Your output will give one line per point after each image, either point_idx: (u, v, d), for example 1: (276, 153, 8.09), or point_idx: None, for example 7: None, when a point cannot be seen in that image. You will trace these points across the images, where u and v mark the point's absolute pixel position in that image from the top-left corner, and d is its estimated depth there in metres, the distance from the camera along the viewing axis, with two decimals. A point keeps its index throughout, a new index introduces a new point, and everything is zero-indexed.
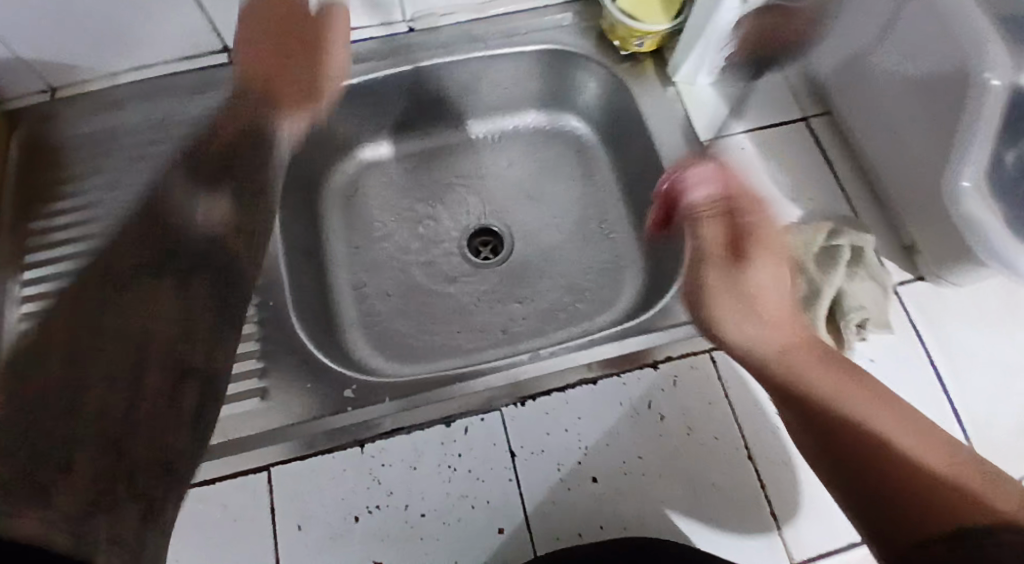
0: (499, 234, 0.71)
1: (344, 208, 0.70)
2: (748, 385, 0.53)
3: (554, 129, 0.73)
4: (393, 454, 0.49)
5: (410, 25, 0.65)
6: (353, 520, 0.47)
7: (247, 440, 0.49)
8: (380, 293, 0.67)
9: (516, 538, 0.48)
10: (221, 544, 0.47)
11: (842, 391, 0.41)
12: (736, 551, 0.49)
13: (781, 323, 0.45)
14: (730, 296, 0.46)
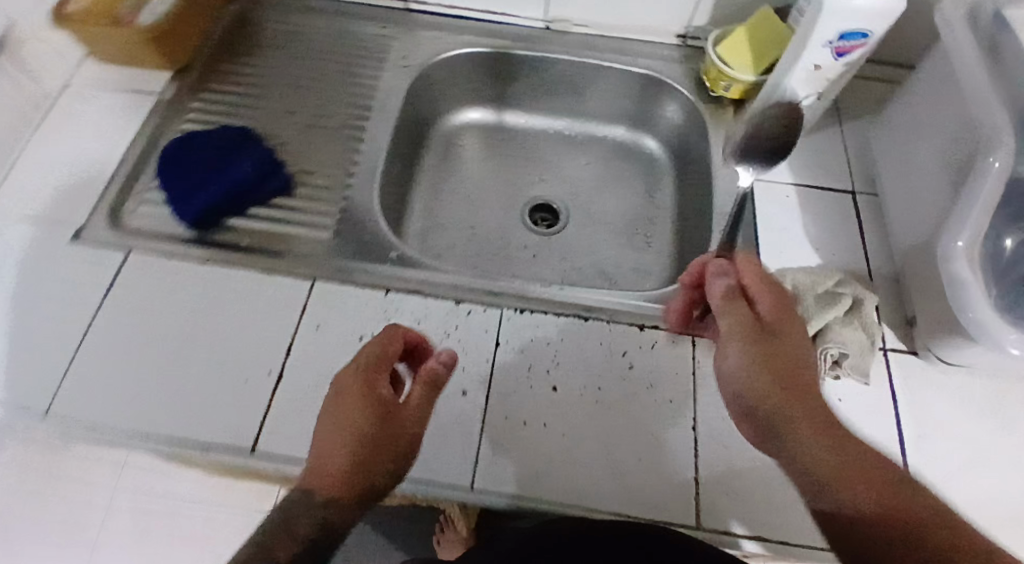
0: (559, 214, 0.81)
1: (445, 151, 0.83)
2: None
3: (636, 147, 0.84)
4: (405, 308, 0.59)
5: (547, 24, 0.80)
6: (357, 338, 0.57)
7: (307, 263, 0.61)
8: (446, 220, 0.78)
9: (474, 403, 0.55)
10: (256, 317, 0.58)
11: (821, 454, 0.46)
12: (652, 495, 0.53)
13: (806, 401, 0.48)
14: (771, 391, 0.48)
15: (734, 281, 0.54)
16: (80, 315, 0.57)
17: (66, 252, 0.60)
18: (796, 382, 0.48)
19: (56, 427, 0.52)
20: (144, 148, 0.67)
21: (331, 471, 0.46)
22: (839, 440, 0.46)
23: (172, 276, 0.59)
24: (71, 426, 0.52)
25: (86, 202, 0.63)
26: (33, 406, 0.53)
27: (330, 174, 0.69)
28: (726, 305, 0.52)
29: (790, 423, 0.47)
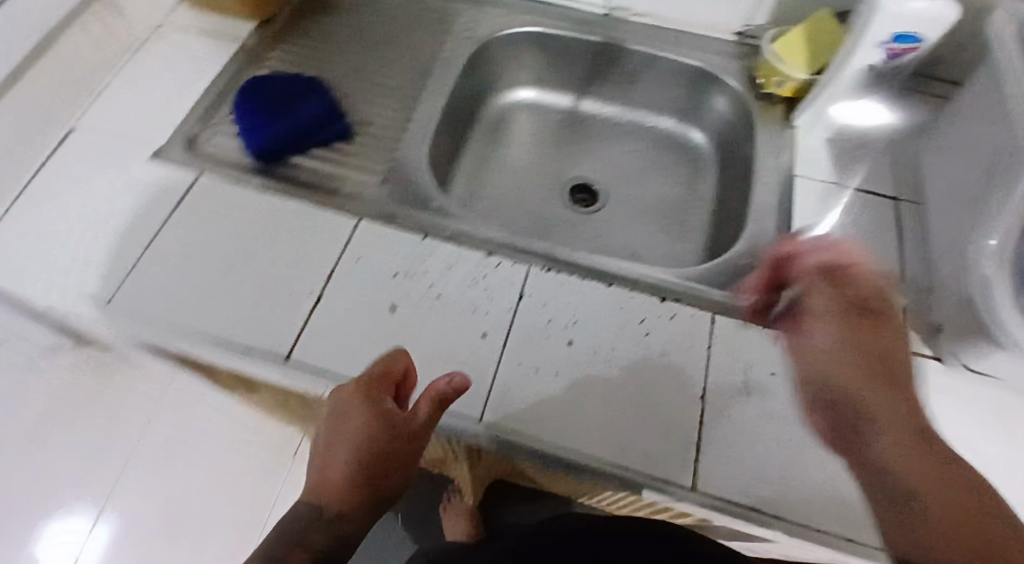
0: (600, 194, 0.84)
1: (498, 124, 0.87)
2: (733, 352, 0.60)
3: (682, 139, 0.86)
4: (439, 253, 0.63)
5: (608, 11, 0.83)
6: (392, 274, 0.61)
7: (356, 204, 0.66)
8: (491, 189, 0.83)
9: (492, 346, 0.58)
10: (305, 246, 0.63)
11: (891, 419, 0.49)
12: (650, 452, 0.55)
13: (893, 384, 0.51)
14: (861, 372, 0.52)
15: (830, 262, 0.56)
16: (151, 224, 0.63)
17: (148, 169, 0.67)
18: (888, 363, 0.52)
19: (119, 316, 0.58)
20: (223, 88, 0.74)
21: (340, 489, 0.54)
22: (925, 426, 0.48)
23: (235, 201, 0.65)
24: (132, 316, 0.58)
25: (167, 128, 0.70)
26: (102, 296, 0.59)
27: (387, 129, 0.74)
28: (823, 287, 0.56)
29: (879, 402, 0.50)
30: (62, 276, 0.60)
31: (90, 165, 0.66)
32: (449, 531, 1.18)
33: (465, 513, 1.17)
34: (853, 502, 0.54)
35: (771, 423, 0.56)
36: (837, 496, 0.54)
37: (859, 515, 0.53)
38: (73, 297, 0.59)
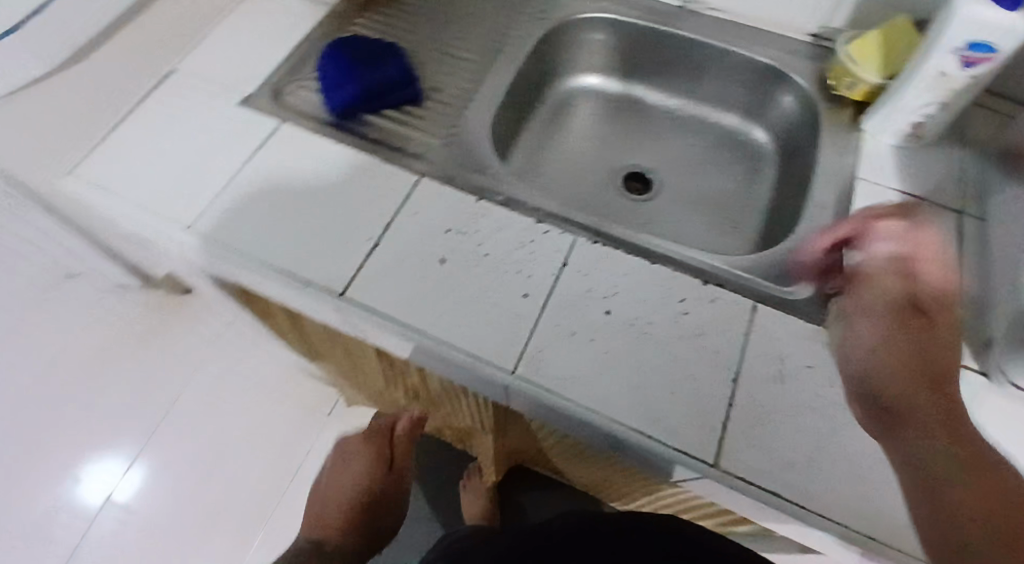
0: (655, 184, 0.85)
1: (563, 106, 0.90)
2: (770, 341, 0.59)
3: (744, 136, 0.87)
4: (491, 215, 0.66)
5: (683, 3, 0.84)
6: (445, 230, 0.65)
7: (418, 163, 0.70)
8: (550, 168, 0.85)
9: (530, 307, 0.61)
10: (368, 197, 0.67)
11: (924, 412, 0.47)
12: (676, 425, 0.56)
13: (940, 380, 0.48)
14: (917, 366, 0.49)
15: (899, 250, 0.52)
16: (234, 162, 0.70)
17: (238, 114, 0.73)
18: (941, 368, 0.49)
19: (200, 241, 0.65)
20: (310, 47, 0.79)
21: None
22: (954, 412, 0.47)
23: (310, 151, 0.70)
24: (210, 242, 0.65)
25: (256, 79, 0.76)
26: (186, 221, 0.66)
27: (455, 99, 0.77)
28: (884, 272, 0.52)
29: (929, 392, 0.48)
30: (154, 200, 0.67)
31: (188, 105, 0.73)
32: (466, 508, 1.21)
33: (484, 492, 1.20)
34: (877, 501, 0.53)
35: (800, 414, 0.56)
36: (859, 492, 0.53)
37: (878, 514, 0.53)
38: (162, 220, 0.66)
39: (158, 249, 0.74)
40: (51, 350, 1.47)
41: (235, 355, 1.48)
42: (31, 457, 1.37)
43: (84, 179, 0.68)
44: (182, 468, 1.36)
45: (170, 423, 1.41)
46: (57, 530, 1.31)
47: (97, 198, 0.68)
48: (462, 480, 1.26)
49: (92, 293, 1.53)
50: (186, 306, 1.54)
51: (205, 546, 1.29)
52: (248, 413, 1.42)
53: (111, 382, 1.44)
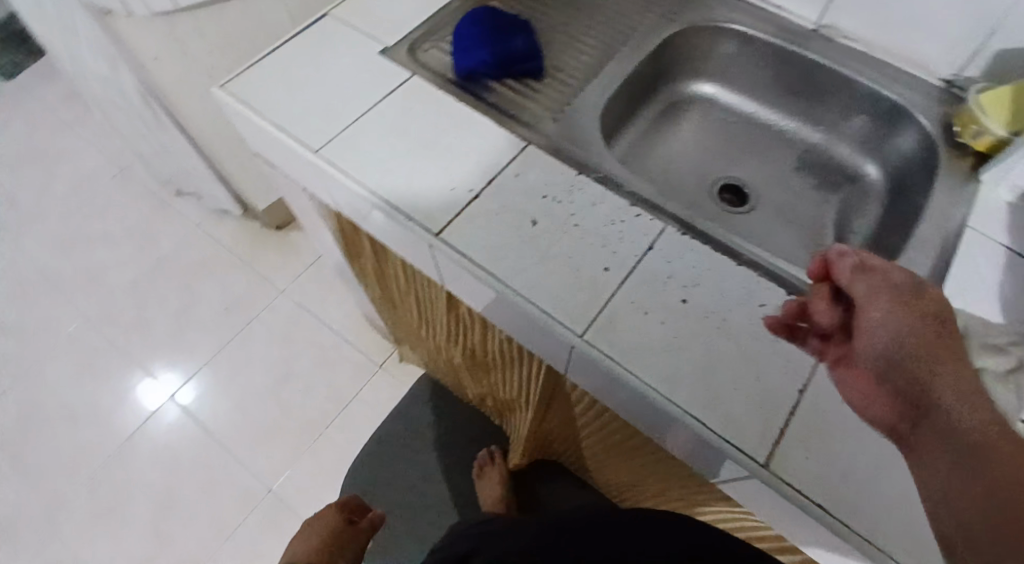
0: (751, 200, 0.86)
1: (674, 108, 0.91)
2: None
3: (853, 169, 0.86)
4: (587, 190, 0.68)
5: (816, 27, 0.84)
6: (542, 196, 0.68)
7: (528, 131, 0.73)
8: (649, 165, 0.87)
9: (609, 281, 0.63)
10: (476, 153, 0.71)
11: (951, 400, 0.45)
12: (733, 419, 0.56)
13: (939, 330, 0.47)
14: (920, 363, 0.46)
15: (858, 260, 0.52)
16: (367, 100, 0.76)
17: (374, 61, 0.79)
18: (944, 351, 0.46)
19: (320, 163, 0.71)
20: (447, 10, 0.85)
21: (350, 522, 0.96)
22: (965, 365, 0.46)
23: (432, 104, 0.75)
24: (333, 165, 0.71)
25: (397, 31, 0.82)
26: (314, 144, 0.72)
27: (574, 80, 0.81)
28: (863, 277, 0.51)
29: (941, 379, 0.45)
30: (291, 120, 0.74)
31: (335, 45, 0.81)
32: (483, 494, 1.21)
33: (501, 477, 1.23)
34: (920, 535, 0.52)
35: (861, 437, 0.55)
36: (905, 525, 0.53)
37: (918, 550, 0.52)
38: (294, 138, 0.73)
39: (283, 168, 0.81)
40: (154, 254, 1.61)
41: (311, 294, 1.56)
42: (119, 344, 1.50)
43: (237, 94, 0.77)
44: (244, 384, 1.45)
45: (241, 342, 1.50)
46: (124, 414, 1.42)
47: (245, 112, 0.76)
48: (477, 471, 1.29)
49: (201, 212, 1.66)
50: (278, 241, 1.64)
51: (247, 461, 1.37)
52: (311, 350, 1.50)
53: (198, 294, 1.55)
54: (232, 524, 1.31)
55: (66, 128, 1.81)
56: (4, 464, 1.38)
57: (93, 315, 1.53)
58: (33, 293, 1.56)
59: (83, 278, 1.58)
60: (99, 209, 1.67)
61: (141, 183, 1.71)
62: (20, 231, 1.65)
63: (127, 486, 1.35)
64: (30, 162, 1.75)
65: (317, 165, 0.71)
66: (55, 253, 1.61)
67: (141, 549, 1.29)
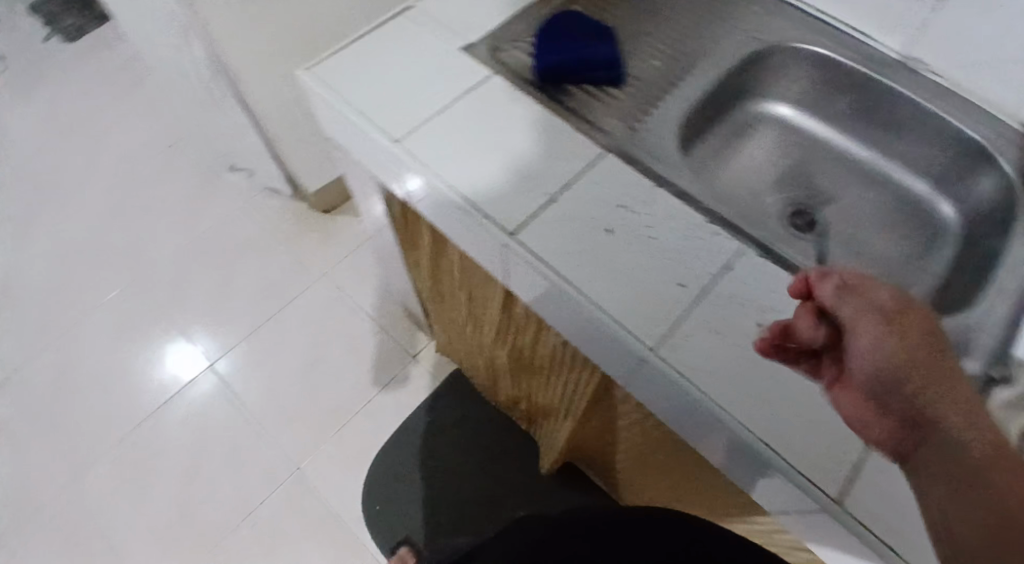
0: (820, 225, 0.84)
1: (747, 125, 0.90)
2: None
3: (927, 205, 0.84)
4: (663, 203, 0.68)
5: (902, 57, 0.82)
6: (618, 205, 0.68)
7: (606, 138, 0.73)
8: (719, 180, 0.86)
9: (682, 296, 0.62)
10: (554, 157, 0.71)
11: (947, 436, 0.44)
12: (805, 448, 0.55)
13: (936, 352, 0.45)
14: (918, 371, 0.45)
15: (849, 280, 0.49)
16: (447, 94, 0.76)
17: (454, 56, 0.80)
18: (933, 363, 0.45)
19: (398, 153, 0.72)
20: (531, 10, 0.85)
21: None
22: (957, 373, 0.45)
23: (511, 102, 0.76)
24: (410, 156, 0.72)
25: (479, 28, 0.82)
26: (392, 133, 0.73)
27: (651, 91, 0.80)
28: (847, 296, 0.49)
29: (935, 384, 0.44)
30: (372, 108, 0.75)
31: (417, 38, 0.81)
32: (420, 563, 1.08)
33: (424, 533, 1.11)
34: None
35: None
36: None
37: None
38: (373, 127, 0.74)
39: (356, 154, 0.82)
40: (200, 225, 1.63)
41: (352, 279, 1.57)
42: (161, 309, 1.53)
43: (320, 78, 0.78)
44: (279, 360, 1.47)
45: (280, 319, 1.52)
46: (160, 379, 1.44)
47: (326, 95, 0.77)
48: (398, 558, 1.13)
49: (250, 187, 1.68)
50: (321, 223, 1.65)
51: (275, 436, 1.39)
52: (347, 334, 1.51)
53: (241, 268, 1.58)
54: (256, 498, 1.33)
55: (125, 94, 1.85)
56: (43, 416, 1.41)
57: (138, 279, 1.56)
58: (83, 252, 1.60)
59: (132, 241, 1.61)
60: (151, 176, 1.70)
61: (193, 154, 1.74)
62: (73, 191, 1.69)
63: (159, 448, 1.37)
64: (88, 125, 1.80)
65: (394, 154, 0.72)
66: (106, 215, 1.65)
67: (164, 513, 1.31)
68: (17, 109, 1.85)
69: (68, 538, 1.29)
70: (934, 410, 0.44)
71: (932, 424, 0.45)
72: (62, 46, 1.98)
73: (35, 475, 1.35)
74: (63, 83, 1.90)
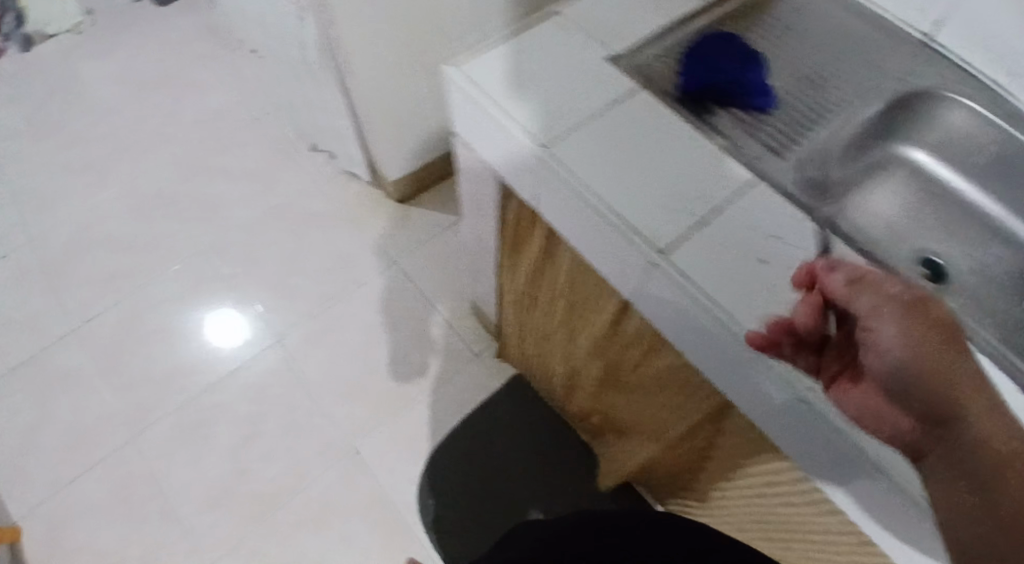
0: (948, 278, 0.82)
1: (881, 167, 0.87)
2: None
3: None
4: (817, 239, 0.66)
5: None
6: (771, 235, 0.66)
7: (757, 167, 0.72)
8: (854, 219, 0.83)
9: None
10: (705, 178, 0.70)
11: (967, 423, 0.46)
12: None
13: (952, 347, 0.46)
14: (940, 366, 0.46)
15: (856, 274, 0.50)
16: (593, 103, 0.76)
17: (599, 66, 0.79)
18: (954, 355, 0.46)
19: (544, 157, 0.72)
20: (674, 26, 0.84)
21: None
22: (966, 368, 0.47)
23: (658, 118, 0.75)
24: (555, 162, 0.72)
25: (624, 40, 0.82)
26: (540, 138, 0.74)
27: (796, 124, 0.79)
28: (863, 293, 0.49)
29: (956, 378, 0.46)
30: (518, 110, 0.76)
31: (561, 43, 0.81)
32: None
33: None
34: None
35: None
36: None
37: None
38: (519, 129, 0.74)
39: (490, 154, 0.83)
40: (275, 197, 1.65)
41: (421, 269, 1.58)
42: (231, 276, 1.55)
43: (469, 74, 0.79)
44: (342, 342, 1.48)
45: (348, 300, 1.53)
46: (224, 345, 1.46)
47: (474, 93, 0.78)
48: None
49: (329, 168, 1.70)
50: (394, 211, 1.67)
51: (334, 416, 1.40)
52: (412, 323, 1.52)
53: (313, 244, 1.60)
54: (311, 474, 1.34)
55: (211, 62, 1.87)
56: (106, 368, 1.43)
57: (211, 243, 1.59)
58: (159, 210, 1.62)
59: (208, 203, 1.64)
60: (230, 144, 1.72)
61: (275, 127, 1.76)
62: (154, 150, 1.72)
63: (217, 412, 1.39)
64: (173, 87, 1.82)
65: (539, 158, 0.73)
66: (185, 177, 1.67)
67: (218, 479, 1.33)
68: (106, 63, 1.88)
69: (122, 489, 1.32)
70: (946, 401, 0.46)
71: (948, 411, 0.47)
72: (151, 7, 2.00)
73: (94, 425, 1.38)
74: (150, 42, 1.91)
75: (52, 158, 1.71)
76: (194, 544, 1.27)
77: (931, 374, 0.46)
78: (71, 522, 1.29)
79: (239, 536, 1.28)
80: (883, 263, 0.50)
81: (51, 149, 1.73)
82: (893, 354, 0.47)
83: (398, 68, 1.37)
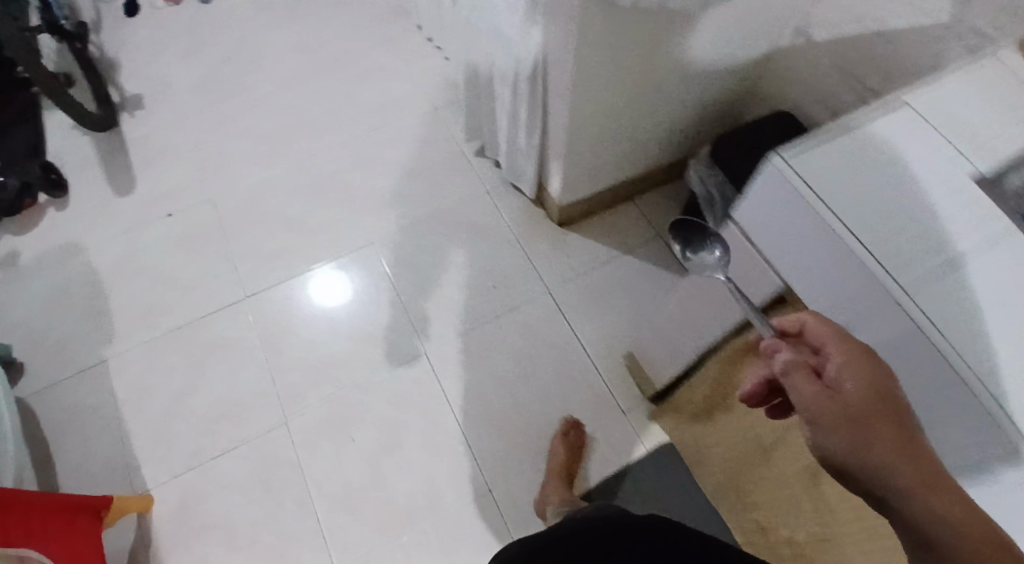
0: None
1: None
2: None
3: None
4: None
5: None
6: None
7: None
8: None
9: None
10: None
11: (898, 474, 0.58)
12: None
13: (875, 413, 0.61)
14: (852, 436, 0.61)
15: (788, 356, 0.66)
16: (966, 248, 0.64)
17: (964, 193, 0.66)
18: (870, 419, 0.61)
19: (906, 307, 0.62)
20: None
21: None
22: (894, 426, 0.60)
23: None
24: (922, 312, 0.61)
25: (988, 160, 0.68)
26: (900, 278, 0.63)
27: None
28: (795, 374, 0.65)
29: (872, 444, 0.60)
30: (869, 233, 0.65)
31: (918, 151, 0.69)
32: None
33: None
34: None
35: None
36: None
37: None
38: (873, 257, 0.64)
39: (788, 269, 0.73)
40: (438, 203, 1.64)
41: (576, 304, 1.53)
42: (388, 278, 1.56)
43: (805, 175, 0.68)
44: (488, 367, 1.48)
45: (499, 324, 1.52)
46: (377, 347, 1.49)
47: (813, 201, 0.67)
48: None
49: (494, 179, 1.68)
50: (555, 236, 1.61)
51: (477, 444, 1.40)
52: (560, 359, 1.48)
53: (471, 260, 1.58)
54: (444, 497, 1.36)
55: (388, 47, 1.83)
56: (262, 351, 1.49)
57: (376, 240, 1.60)
58: (326, 196, 1.65)
59: (376, 195, 1.65)
60: (400, 139, 1.71)
61: (447, 127, 1.73)
62: (324, 129, 1.72)
63: (363, 412, 1.43)
64: (348, 68, 1.80)
65: (902, 306, 0.62)
66: (355, 166, 1.68)
67: (357, 484, 1.37)
68: (286, 25, 1.87)
69: (264, 473, 1.38)
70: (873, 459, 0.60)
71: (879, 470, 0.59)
72: None
73: (244, 404, 1.44)
74: (329, 15, 1.89)
75: (224, 117, 1.74)
76: (325, 544, 1.32)
77: (846, 441, 0.61)
78: (210, 496, 1.36)
79: (367, 543, 1.32)
80: (817, 339, 0.66)
81: (225, 110, 1.75)
82: (821, 432, 0.63)
83: (614, 107, 1.32)
